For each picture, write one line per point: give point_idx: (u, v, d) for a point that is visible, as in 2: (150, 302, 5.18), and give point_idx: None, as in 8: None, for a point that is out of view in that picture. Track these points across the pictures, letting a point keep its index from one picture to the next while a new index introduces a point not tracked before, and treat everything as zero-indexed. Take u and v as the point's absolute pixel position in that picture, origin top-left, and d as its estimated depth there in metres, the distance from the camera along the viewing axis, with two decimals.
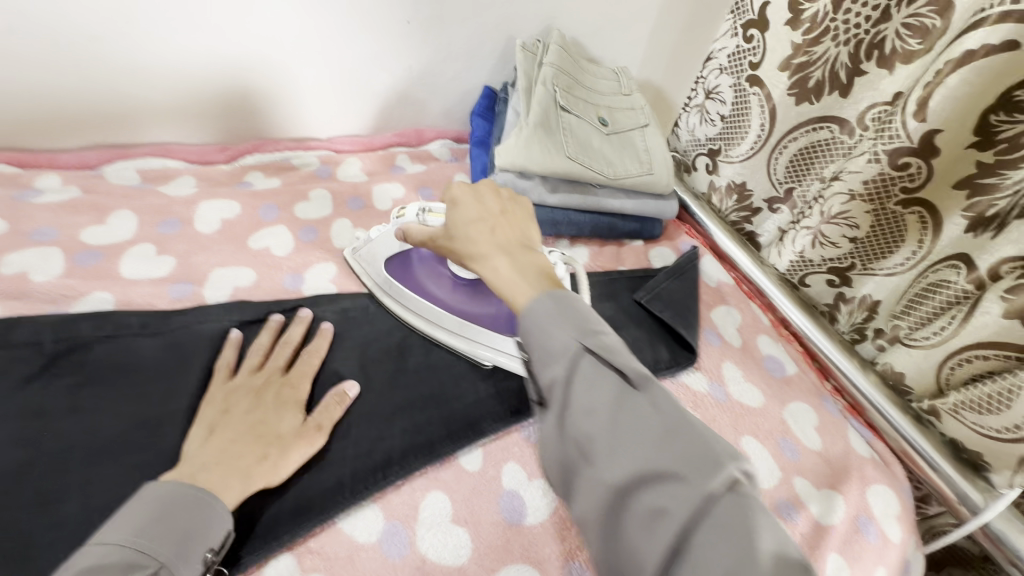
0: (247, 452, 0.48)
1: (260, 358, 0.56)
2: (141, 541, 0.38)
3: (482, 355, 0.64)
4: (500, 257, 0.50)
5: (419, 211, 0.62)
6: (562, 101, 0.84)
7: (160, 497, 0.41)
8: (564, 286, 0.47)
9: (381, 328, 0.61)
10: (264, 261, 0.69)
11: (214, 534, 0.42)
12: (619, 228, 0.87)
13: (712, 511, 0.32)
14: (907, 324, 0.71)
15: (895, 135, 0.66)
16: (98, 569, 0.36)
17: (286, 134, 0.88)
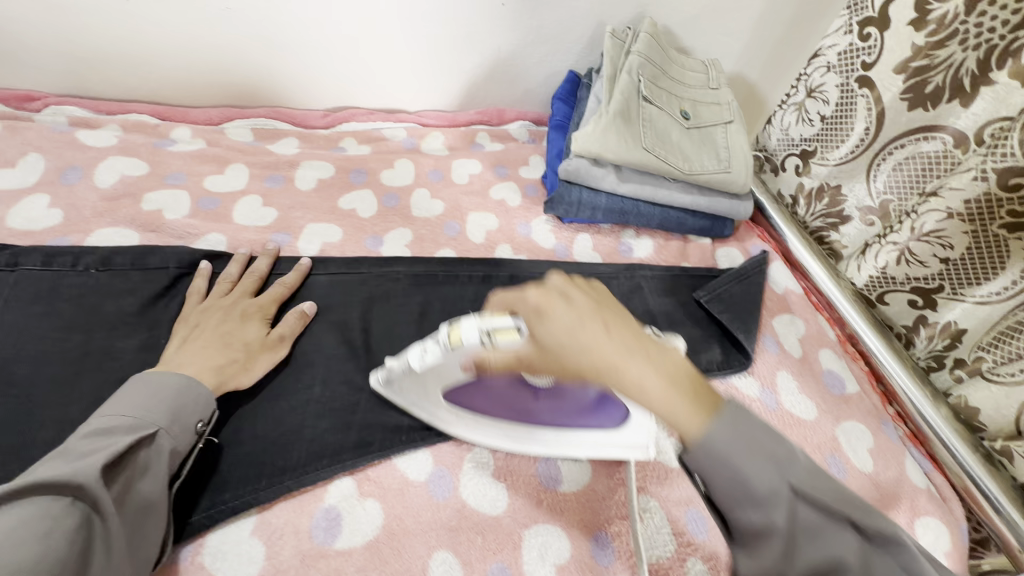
0: (219, 355, 0.55)
1: (230, 286, 0.62)
2: (140, 412, 0.47)
3: (531, 439, 0.58)
4: (533, 293, 0.43)
5: (480, 331, 0.46)
6: (644, 91, 0.84)
7: (150, 379, 0.49)
8: (611, 309, 0.42)
9: (405, 391, 0.55)
10: (351, 221, 0.76)
11: (202, 410, 0.50)
12: (688, 224, 0.87)
13: (810, 523, 0.35)
14: (992, 358, 0.69)
15: (1008, 153, 0.62)
16: (106, 430, 0.45)
17: (379, 105, 0.95)
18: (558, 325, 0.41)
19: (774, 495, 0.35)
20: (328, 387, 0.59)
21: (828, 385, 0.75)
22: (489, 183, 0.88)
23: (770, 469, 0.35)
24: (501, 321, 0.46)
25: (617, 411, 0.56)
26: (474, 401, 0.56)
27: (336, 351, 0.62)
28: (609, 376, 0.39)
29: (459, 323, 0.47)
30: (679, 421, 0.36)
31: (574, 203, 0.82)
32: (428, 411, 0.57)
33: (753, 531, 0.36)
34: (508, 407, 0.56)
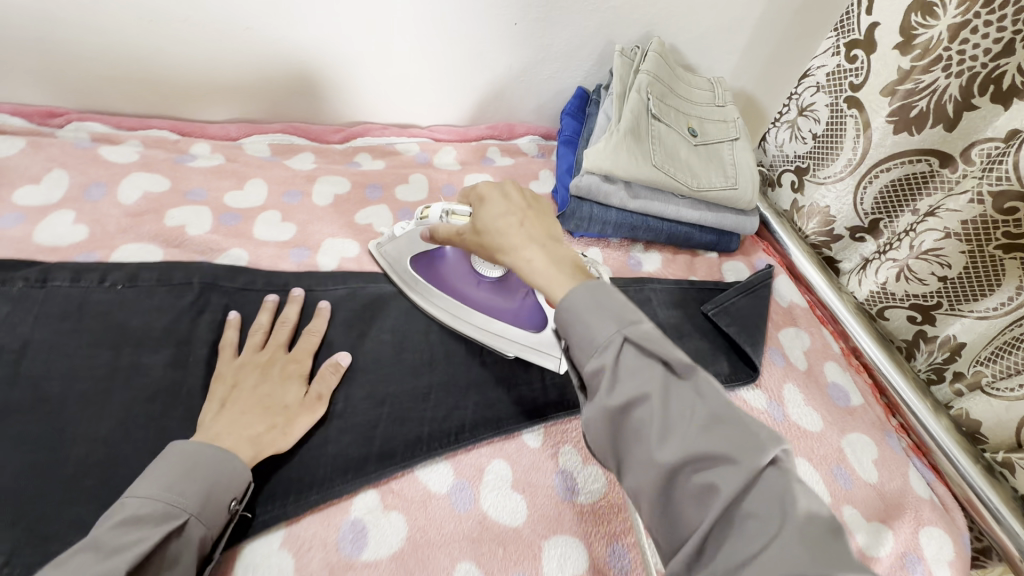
0: (258, 422, 0.52)
1: (262, 337, 0.60)
2: (170, 495, 0.44)
3: (472, 316, 0.67)
4: (481, 185, 0.57)
5: (443, 212, 0.62)
6: (653, 109, 0.86)
7: (181, 456, 0.46)
8: (538, 215, 0.54)
9: (388, 254, 0.71)
10: (368, 236, 0.77)
11: (237, 486, 0.48)
12: (695, 238, 0.88)
13: (679, 409, 0.41)
14: (990, 372, 0.71)
15: (1003, 176, 0.64)
16: (136, 521, 0.42)
17: (392, 121, 0.97)
18: (491, 215, 0.54)
19: (638, 372, 0.43)
20: (351, 402, 0.60)
21: (833, 397, 0.77)
22: None
23: (646, 359, 0.43)
24: (460, 207, 0.62)
25: (536, 318, 0.67)
26: (436, 272, 0.69)
27: (358, 365, 0.63)
28: (511, 254, 0.52)
29: (430, 206, 0.65)
30: (575, 315, 0.46)
31: (585, 218, 0.84)
32: (404, 273, 0.70)
33: (636, 422, 0.42)
34: (450, 282, 0.68)
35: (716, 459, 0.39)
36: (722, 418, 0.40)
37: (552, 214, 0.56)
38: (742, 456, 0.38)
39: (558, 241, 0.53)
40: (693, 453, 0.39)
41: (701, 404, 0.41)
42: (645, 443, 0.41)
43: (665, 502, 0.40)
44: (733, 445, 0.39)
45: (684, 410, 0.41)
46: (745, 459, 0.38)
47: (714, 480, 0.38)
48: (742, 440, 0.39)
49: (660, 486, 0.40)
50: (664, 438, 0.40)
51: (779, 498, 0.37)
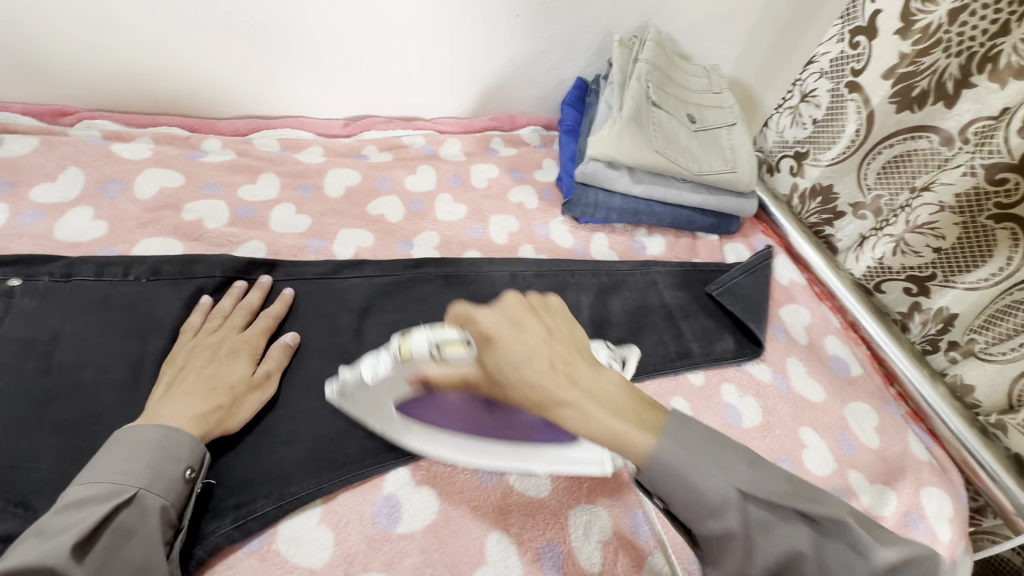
0: (201, 402, 0.52)
1: (220, 320, 0.60)
2: (115, 475, 0.46)
3: (500, 452, 0.54)
4: (482, 316, 0.42)
5: (428, 339, 0.44)
6: (653, 97, 0.88)
7: (119, 439, 0.48)
8: (564, 339, 0.44)
9: (358, 400, 0.50)
10: (381, 226, 0.79)
11: (187, 454, 0.49)
12: (696, 221, 0.91)
13: (836, 559, 0.40)
14: (984, 339, 0.74)
15: (994, 150, 0.67)
16: (83, 502, 0.44)
17: (397, 114, 0.98)
18: (509, 353, 0.42)
19: (775, 531, 0.41)
20: None
21: (834, 368, 0.81)
22: (507, 187, 0.92)
23: (775, 511, 0.41)
24: (449, 333, 0.43)
25: (567, 429, 0.53)
26: (419, 416, 0.52)
27: (379, 348, 0.65)
28: (556, 409, 0.41)
29: (409, 334, 0.44)
30: (640, 446, 0.41)
31: (591, 204, 0.86)
32: (382, 419, 0.53)
33: (718, 530, 0.42)
34: (464, 416, 0.53)
35: (803, 549, 0.41)
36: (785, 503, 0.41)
37: (566, 312, 0.47)
38: (822, 535, 0.41)
39: (594, 361, 0.45)
40: (788, 549, 0.40)
41: (834, 542, 0.40)
42: (734, 544, 0.42)
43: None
44: (807, 533, 0.41)
45: (841, 559, 0.40)
46: (827, 535, 0.41)
47: (801, 565, 0.41)
48: (814, 531, 0.41)
49: None
50: (751, 539, 0.41)
51: (849, 562, 0.40)
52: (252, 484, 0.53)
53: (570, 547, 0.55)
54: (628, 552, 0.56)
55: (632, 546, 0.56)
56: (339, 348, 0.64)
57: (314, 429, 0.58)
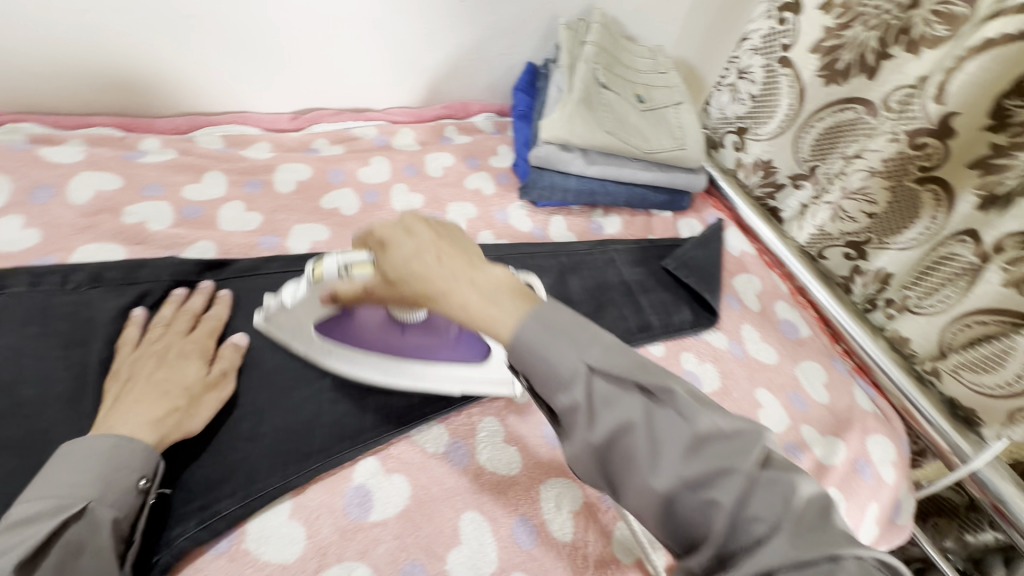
0: (156, 407, 0.49)
1: (161, 329, 0.57)
2: (61, 490, 0.43)
3: (404, 370, 0.62)
4: (380, 228, 0.50)
5: (338, 264, 0.51)
6: (602, 79, 0.90)
7: (63, 453, 0.45)
8: (449, 241, 0.48)
9: (286, 326, 0.58)
10: (336, 219, 0.78)
11: (143, 463, 0.46)
12: (651, 199, 0.94)
13: (674, 434, 0.39)
14: (916, 294, 0.78)
15: (915, 117, 0.73)
16: (27, 521, 0.41)
17: (346, 106, 0.96)
18: (396, 258, 0.48)
19: (616, 404, 0.40)
20: (339, 376, 0.62)
21: (785, 331, 0.85)
22: (463, 174, 0.92)
23: (624, 390, 0.41)
24: (358, 257, 0.51)
25: (479, 346, 0.62)
26: (351, 333, 0.61)
27: None
28: (443, 298, 0.45)
29: (323, 259, 0.52)
30: (546, 365, 0.42)
31: (547, 186, 0.87)
32: (310, 342, 0.60)
33: (622, 451, 0.40)
34: (376, 340, 0.61)
35: (713, 474, 0.37)
36: (709, 435, 0.39)
37: (465, 235, 0.50)
38: (737, 463, 0.37)
39: (483, 262, 0.48)
40: (688, 476, 0.37)
41: (681, 422, 0.39)
42: (637, 474, 0.39)
43: (667, 527, 0.39)
44: (725, 455, 0.38)
45: (668, 435, 0.39)
46: (736, 464, 0.37)
47: (698, 463, 0.38)
48: (726, 451, 0.38)
49: (661, 510, 0.39)
50: (655, 466, 0.39)
51: (780, 508, 0.36)
52: (215, 485, 0.52)
53: (542, 520, 0.56)
54: (598, 519, 0.58)
55: (601, 514, 0.58)
56: None
57: (277, 425, 0.57)
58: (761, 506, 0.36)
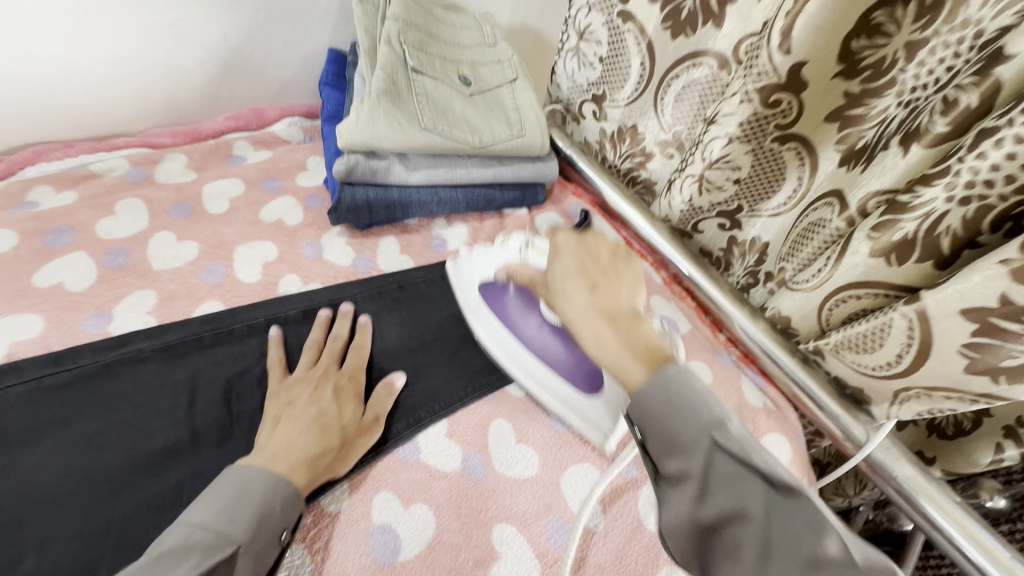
0: (314, 443, 0.50)
1: (314, 354, 0.58)
2: (219, 525, 0.41)
3: (522, 355, 0.64)
4: (561, 236, 0.57)
5: (522, 244, 0.65)
6: (411, 61, 0.73)
7: (234, 480, 0.44)
8: (612, 274, 0.53)
9: (460, 273, 0.69)
10: (57, 300, 0.56)
11: (288, 515, 0.45)
12: (496, 199, 0.79)
13: (721, 470, 0.39)
14: (793, 266, 0.71)
15: (762, 71, 0.61)
16: (183, 549, 0.39)
17: (83, 134, 0.73)
18: (560, 267, 0.55)
19: (677, 439, 0.41)
20: (50, 551, 0.44)
21: (664, 330, 0.75)
22: (258, 203, 0.73)
23: (685, 421, 0.41)
24: (540, 243, 0.64)
25: (594, 378, 0.62)
26: (495, 297, 0.66)
27: (59, 490, 0.46)
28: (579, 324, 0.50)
29: (511, 237, 0.67)
30: (611, 363, 0.47)
31: (362, 205, 0.70)
32: (469, 296, 0.68)
33: (669, 476, 0.41)
34: (514, 320, 0.65)
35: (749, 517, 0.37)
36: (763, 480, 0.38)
37: (638, 271, 0.55)
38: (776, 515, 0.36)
39: (628, 310, 0.50)
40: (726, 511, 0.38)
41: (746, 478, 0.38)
42: (676, 496, 0.40)
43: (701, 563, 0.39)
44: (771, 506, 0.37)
45: (734, 479, 0.38)
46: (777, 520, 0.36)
47: (683, 475, 0.40)
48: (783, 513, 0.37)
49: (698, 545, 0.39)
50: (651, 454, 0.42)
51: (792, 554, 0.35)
52: None
53: None
54: None
55: None
56: None
57: None
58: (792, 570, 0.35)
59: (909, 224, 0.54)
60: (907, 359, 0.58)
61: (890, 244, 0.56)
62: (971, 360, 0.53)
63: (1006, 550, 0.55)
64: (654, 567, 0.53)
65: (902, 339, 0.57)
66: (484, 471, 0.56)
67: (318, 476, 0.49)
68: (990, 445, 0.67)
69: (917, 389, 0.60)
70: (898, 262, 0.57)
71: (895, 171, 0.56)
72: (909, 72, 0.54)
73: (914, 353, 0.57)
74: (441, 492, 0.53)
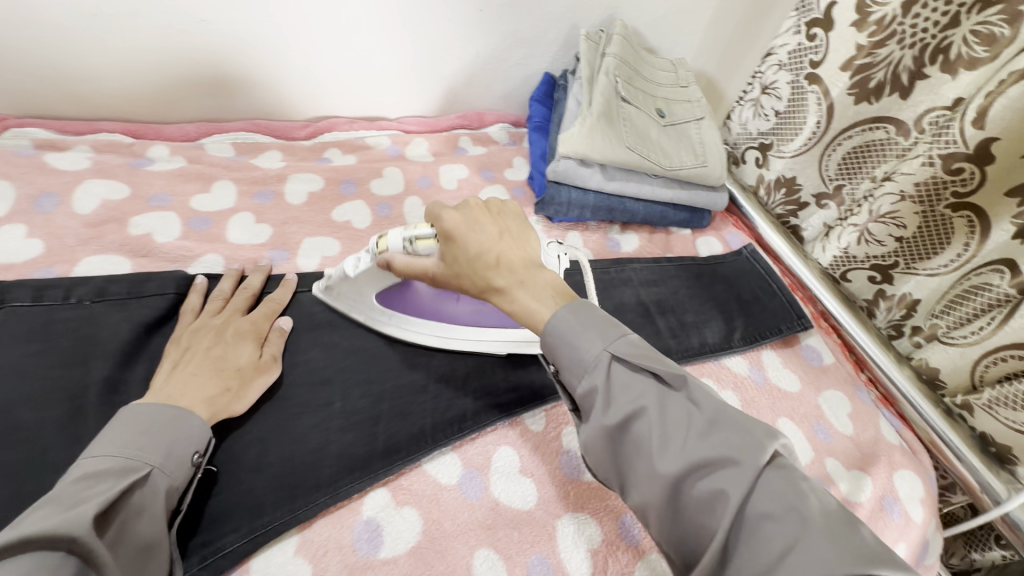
0: (210, 384, 0.52)
1: (221, 302, 0.61)
2: (131, 450, 0.43)
3: (453, 333, 0.65)
4: (447, 217, 0.52)
5: (405, 239, 0.55)
6: (623, 92, 0.87)
7: (132, 416, 0.45)
8: (511, 237, 0.54)
9: (345, 294, 0.63)
10: (348, 232, 0.76)
11: (196, 440, 0.47)
12: (669, 217, 0.91)
13: (673, 414, 0.43)
14: (946, 323, 0.76)
15: (951, 140, 0.69)
16: (95, 474, 0.40)
17: (358, 113, 0.94)
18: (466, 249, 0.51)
19: (631, 388, 0.45)
20: (348, 401, 0.60)
21: (808, 357, 0.83)
22: (478, 187, 0.90)
23: (636, 374, 0.45)
24: (422, 229, 0.55)
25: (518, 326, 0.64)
26: (408, 303, 0.64)
27: (348, 363, 0.63)
28: (493, 292, 0.51)
29: (386, 234, 0.56)
30: (562, 335, 0.47)
31: (564, 203, 0.85)
32: (369, 309, 0.65)
33: (634, 438, 0.43)
34: (427, 309, 0.64)
35: (718, 462, 0.40)
36: (720, 421, 0.42)
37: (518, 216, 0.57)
38: (742, 456, 0.39)
39: (535, 267, 0.53)
40: (693, 460, 0.40)
41: (696, 410, 0.43)
42: (647, 459, 0.42)
43: (673, 511, 0.41)
44: (732, 446, 0.40)
45: (682, 417, 0.43)
46: (738, 457, 0.39)
47: (644, 423, 0.43)
48: (737, 441, 0.40)
49: (666, 497, 0.41)
50: (606, 405, 0.44)
51: (776, 490, 0.38)
52: (219, 519, 0.49)
53: (559, 559, 0.53)
54: (617, 558, 0.55)
55: (621, 553, 0.55)
56: (311, 368, 0.61)
57: (284, 456, 0.54)
58: (768, 501, 0.38)
59: None
60: None
61: None
62: None
63: None
64: None
65: None
66: None
67: (219, 411, 0.51)
68: None
69: None
70: None
71: None
72: None
73: None
74: None
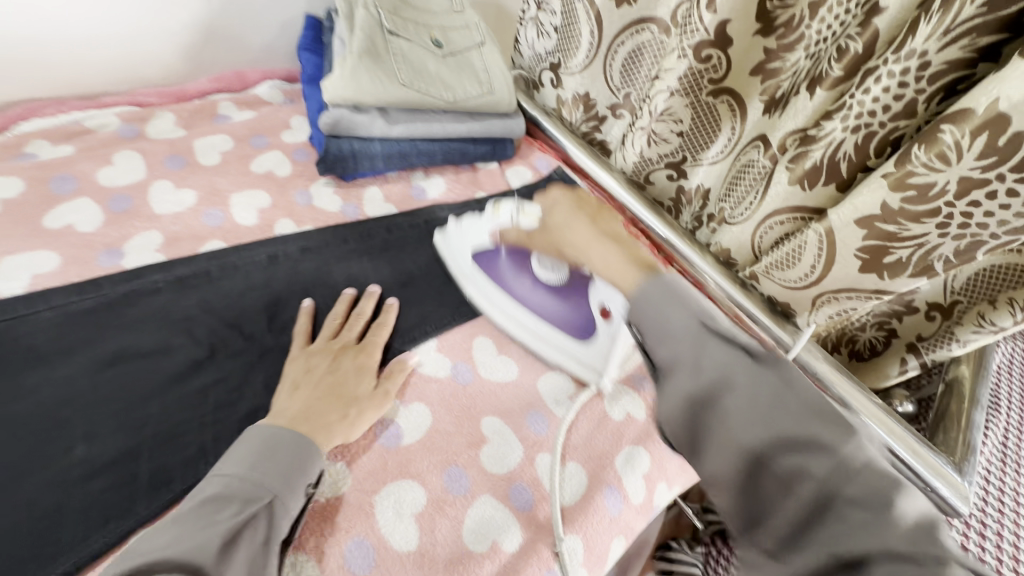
0: (330, 412, 0.53)
1: (337, 325, 0.63)
2: (258, 476, 0.46)
3: (518, 317, 0.69)
4: (553, 190, 0.69)
5: (514, 210, 0.70)
6: (387, 24, 0.79)
7: (262, 436, 0.49)
8: (602, 217, 0.64)
9: (451, 246, 0.74)
10: (69, 239, 0.61)
11: (310, 469, 0.49)
12: (471, 152, 0.87)
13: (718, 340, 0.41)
14: (729, 205, 0.80)
15: (695, 29, 0.70)
16: (223, 497, 0.44)
17: (69, 91, 0.76)
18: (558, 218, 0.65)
19: (683, 312, 0.42)
20: (93, 442, 0.49)
21: None
22: (248, 157, 0.77)
23: (690, 304, 0.43)
24: (528, 207, 0.70)
25: (590, 325, 0.68)
26: (492, 267, 0.71)
27: (95, 395, 0.51)
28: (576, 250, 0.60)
29: (502, 203, 0.72)
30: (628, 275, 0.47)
31: (349, 156, 0.75)
32: (462, 263, 0.72)
33: (675, 356, 0.40)
34: (504, 277, 0.70)
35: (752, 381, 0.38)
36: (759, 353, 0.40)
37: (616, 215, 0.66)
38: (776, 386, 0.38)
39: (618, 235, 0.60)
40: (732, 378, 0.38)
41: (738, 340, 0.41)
42: (683, 374, 0.39)
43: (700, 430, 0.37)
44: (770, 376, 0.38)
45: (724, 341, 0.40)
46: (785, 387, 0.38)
47: (689, 341, 0.40)
48: (773, 371, 0.39)
49: (696, 415, 0.37)
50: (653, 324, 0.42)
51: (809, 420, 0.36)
52: None
53: (380, 536, 0.50)
54: (443, 514, 0.52)
55: (449, 507, 0.53)
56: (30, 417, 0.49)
57: None
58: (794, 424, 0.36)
59: (817, 151, 0.63)
60: (818, 269, 0.68)
61: (804, 172, 0.66)
62: (864, 261, 0.62)
63: (938, 459, 0.65)
64: (619, 446, 0.62)
65: (815, 252, 0.67)
66: (471, 375, 0.64)
67: (335, 439, 0.52)
68: (896, 360, 0.76)
69: (828, 294, 0.70)
70: (811, 187, 0.66)
71: (805, 111, 0.64)
72: (813, 28, 0.62)
73: (825, 262, 0.66)
74: (436, 394, 0.61)
